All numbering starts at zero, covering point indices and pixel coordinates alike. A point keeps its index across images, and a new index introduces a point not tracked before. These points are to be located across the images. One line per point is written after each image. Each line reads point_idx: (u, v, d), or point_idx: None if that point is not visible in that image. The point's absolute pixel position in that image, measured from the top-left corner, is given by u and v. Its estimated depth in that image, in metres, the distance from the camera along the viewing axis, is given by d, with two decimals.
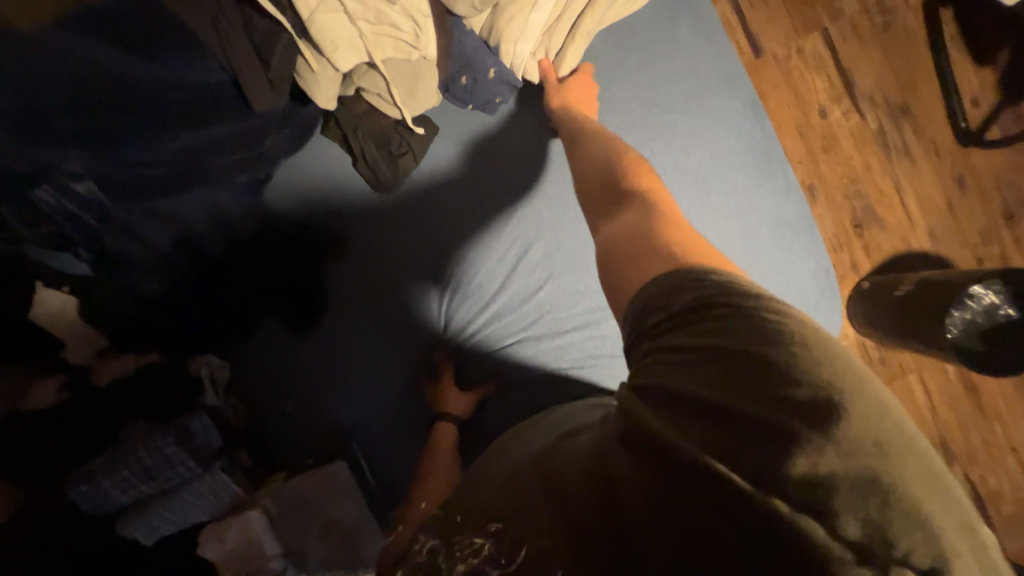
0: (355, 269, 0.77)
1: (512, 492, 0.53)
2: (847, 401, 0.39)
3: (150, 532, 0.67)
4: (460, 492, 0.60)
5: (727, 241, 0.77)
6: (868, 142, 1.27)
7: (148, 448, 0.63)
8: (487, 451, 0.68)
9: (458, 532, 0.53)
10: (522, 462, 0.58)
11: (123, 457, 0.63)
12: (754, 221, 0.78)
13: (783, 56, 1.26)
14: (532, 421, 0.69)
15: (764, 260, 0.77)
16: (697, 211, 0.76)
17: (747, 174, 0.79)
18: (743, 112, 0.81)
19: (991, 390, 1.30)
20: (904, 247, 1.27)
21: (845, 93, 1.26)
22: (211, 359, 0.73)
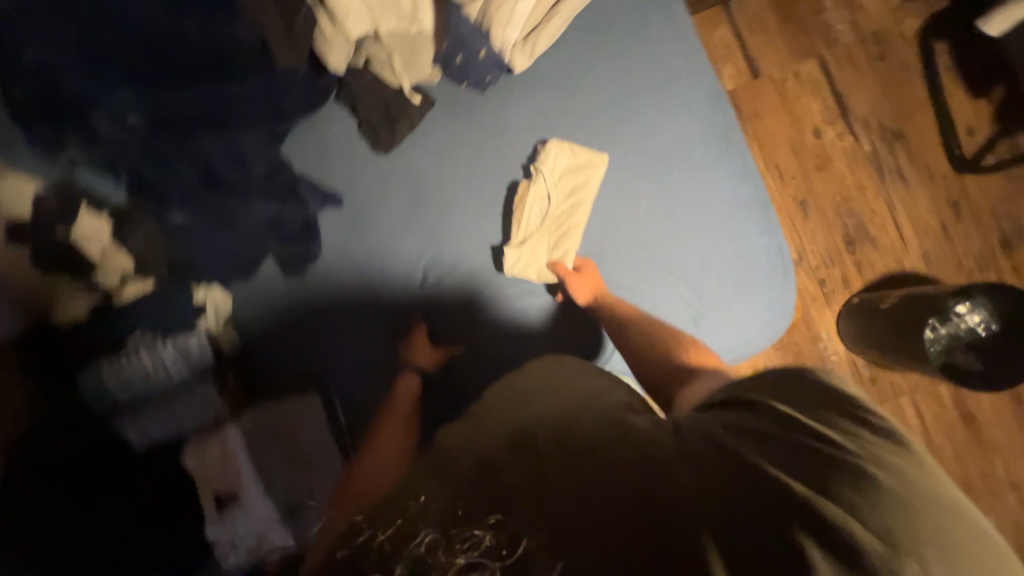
0: (400, 261, 0.83)
1: (536, 488, 0.49)
2: (926, 467, 0.46)
3: (141, 433, 0.74)
4: (444, 478, 0.55)
5: (685, 219, 0.83)
6: (862, 164, 1.31)
7: (150, 350, 0.74)
8: (460, 424, 0.67)
9: (457, 521, 0.49)
10: (545, 443, 0.53)
11: (129, 356, 0.74)
12: (713, 201, 0.84)
13: (779, 79, 1.33)
14: (518, 393, 0.67)
15: (719, 236, 0.83)
16: (659, 191, 0.84)
17: (708, 159, 0.85)
18: (705, 102, 0.86)
19: (989, 421, 1.26)
20: (896, 267, 1.29)
21: (840, 116, 1.32)
22: (217, 291, 0.80)
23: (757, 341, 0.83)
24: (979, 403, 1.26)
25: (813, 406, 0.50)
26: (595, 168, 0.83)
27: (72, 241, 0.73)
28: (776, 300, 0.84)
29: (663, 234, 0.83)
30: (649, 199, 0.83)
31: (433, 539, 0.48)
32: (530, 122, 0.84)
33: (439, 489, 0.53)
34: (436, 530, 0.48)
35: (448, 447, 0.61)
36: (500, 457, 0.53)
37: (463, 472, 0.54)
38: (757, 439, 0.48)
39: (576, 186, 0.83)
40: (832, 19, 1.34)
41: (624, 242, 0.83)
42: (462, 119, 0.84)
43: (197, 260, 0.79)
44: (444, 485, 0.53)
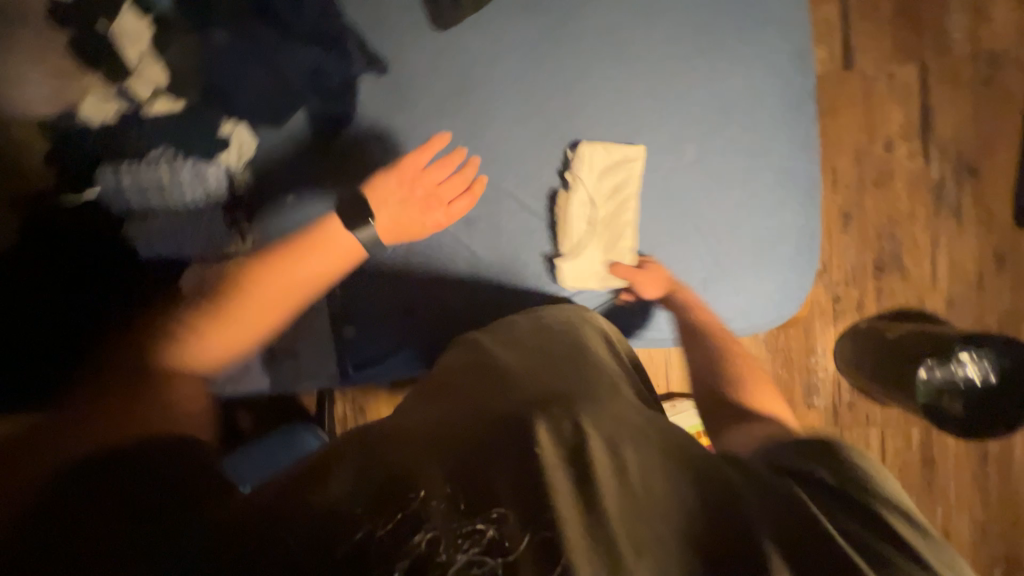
0: (460, 196, 0.77)
1: (582, 490, 0.44)
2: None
3: (147, 244, 0.76)
4: (456, 452, 0.46)
5: (725, 173, 0.75)
6: (922, 190, 1.24)
7: (169, 164, 0.75)
8: (468, 380, 0.58)
9: (462, 513, 0.42)
10: (592, 442, 0.47)
11: (149, 165, 0.75)
12: (761, 161, 0.75)
13: (871, 77, 1.22)
14: (544, 364, 0.60)
15: (755, 203, 0.76)
16: (710, 134, 0.74)
17: (770, 116, 0.76)
18: (788, 60, 0.74)
19: (948, 471, 1.29)
20: (916, 304, 1.25)
21: (919, 133, 1.23)
22: (245, 129, 0.79)
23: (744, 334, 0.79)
24: (943, 453, 1.29)
25: (867, 481, 0.51)
26: (633, 168, 0.75)
27: (113, 38, 0.74)
28: (790, 282, 0.78)
29: (696, 192, 0.76)
30: (695, 141, 0.74)
31: (433, 534, 0.40)
32: (599, 31, 0.76)
33: (455, 467, 0.45)
34: (447, 520, 0.41)
35: (459, 407, 0.53)
36: (541, 445, 0.46)
37: (491, 451, 0.46)
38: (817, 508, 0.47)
39: (619, 185, 0.76)
40: (952, 24, 1.21)
41: (651, 205, 0.76)
42: (526, 7, 0.76)
43: (230, 89, 0.77)
44: (459, 463, 0.45)
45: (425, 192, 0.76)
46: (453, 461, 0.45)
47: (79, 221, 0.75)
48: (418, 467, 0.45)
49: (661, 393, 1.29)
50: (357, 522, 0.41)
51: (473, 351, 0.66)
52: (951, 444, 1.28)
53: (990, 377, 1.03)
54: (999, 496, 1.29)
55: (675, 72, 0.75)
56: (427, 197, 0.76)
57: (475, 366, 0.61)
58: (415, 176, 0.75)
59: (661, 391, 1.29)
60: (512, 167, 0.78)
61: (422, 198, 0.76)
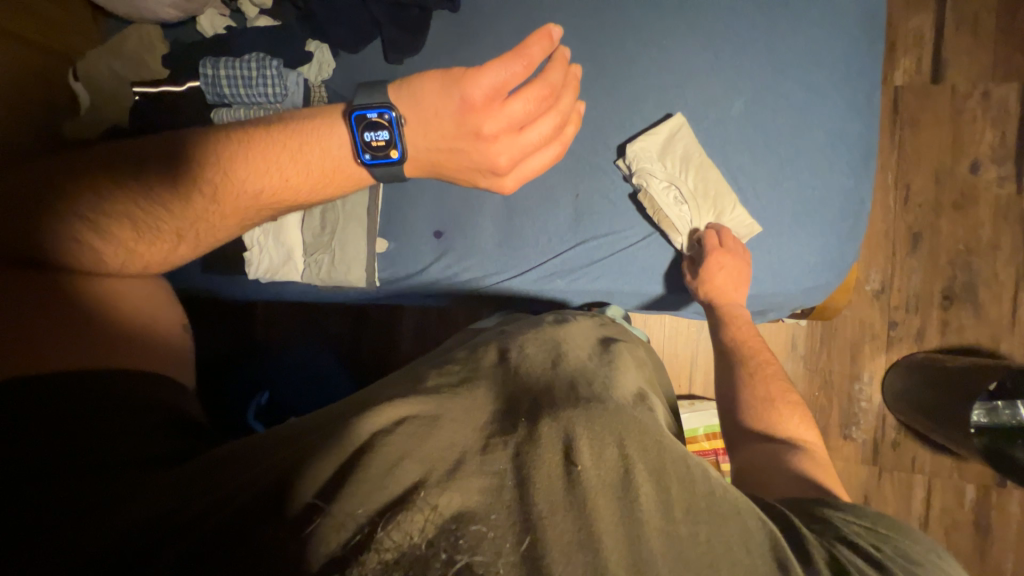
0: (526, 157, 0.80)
1: (626, 524, 0.40)
2: None
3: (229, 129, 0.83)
4: (495, 469, 0.41)
5: (770, 126, 0.70)
6: (1009, 221, 1.12)
7: (260, 60, 0.80)
8: (502, 382, 0.52)
9: (465, 516, 0.38)
10: (639, 476, 0.42)
11: (244, 59, 0.81)
12: (812, 121, 0.70)
13: (963, 93, 1.14)
14: (589, 380, 0.52)
15: (802, 161, 0.70)
16: (761, 88, 0.70)
17: (833, 75, 0.70)
18: (857, 24, 0.70)
19: (1007, 542, 1.12)
20: (988, 343, 1.12)
21: (1012, 159, 1.12)
22: (327, 49, 0.86)
23: (772, 292, 0.72)
24: (1003, 520, 1.12)
25: (912, 547, 0.49)
26: (685, 140, 0.71)
27: None
28: (839, 252, 0.70)
29: (739, 138, 0.71)
30: (742, 93, 0.71)
31: (433, 532, 0.36)
32: None
33: (496, 487, 0.40)
34: (483, 536, 0.37)
35: (497, 414, 0.47)
36: (564, 469, 0.41)
37: (536, 468, 0.41)
38: (861, 553, 0.46)
39: (691, 156, 0.71)
40: None
41: (693, 149, 0.71)
42: None
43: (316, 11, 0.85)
44: (501, 479, 0.41)
45: (496, 130, 0.64)
46: (492, 478, 0.40)
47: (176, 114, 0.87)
48: (457, 478, 0.40)
49: (682, 392, 1.24)
50: (388, 530, 0.36)
51: (505, 350, 0.58)
52: (1014, 511, 1.12)
53: None
54: None
55: (738, 23, 0.71)
56: (498, 135, 0.65)
57: (511, 368, 0.54)
58: (489, 108, 0.63)
59: (683, 390, 1.24)
60: None
61: (488, 137, 0.64)
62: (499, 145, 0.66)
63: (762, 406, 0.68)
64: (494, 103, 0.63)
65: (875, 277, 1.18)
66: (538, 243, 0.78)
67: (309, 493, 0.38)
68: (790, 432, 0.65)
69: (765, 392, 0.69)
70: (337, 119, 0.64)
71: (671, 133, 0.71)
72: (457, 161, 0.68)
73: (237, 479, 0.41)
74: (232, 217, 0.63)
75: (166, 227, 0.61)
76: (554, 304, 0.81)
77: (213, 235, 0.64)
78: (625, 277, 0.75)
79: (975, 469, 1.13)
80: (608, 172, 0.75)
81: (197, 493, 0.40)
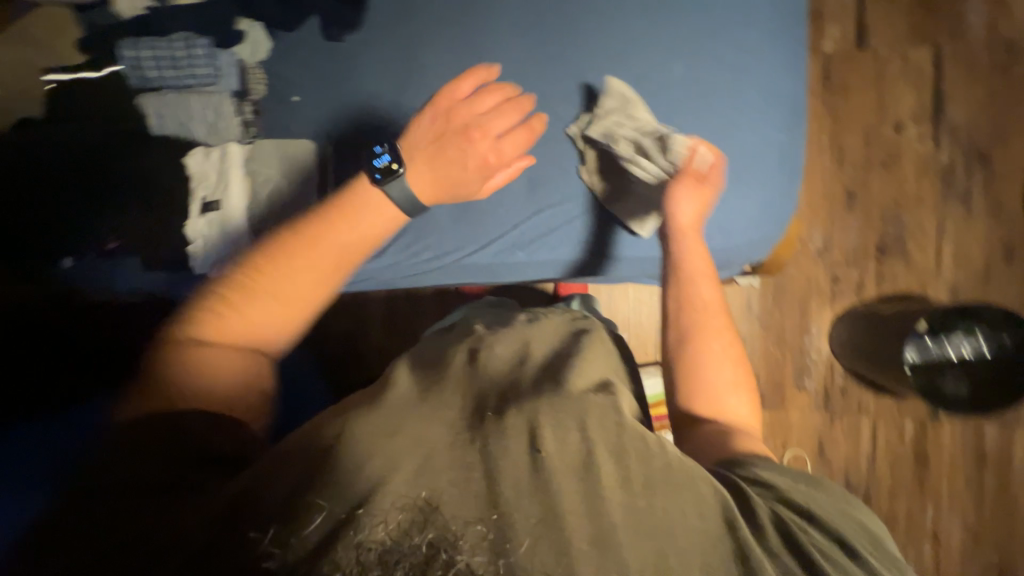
0: None
1: (588, 503, 0.42)
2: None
3: (157, 115, 0.79)
4: (465, 463, 0.42)
5: (707, 88, 0.73)
6: (931, 176, 1.21)
7: (189, 41, 0.77)
8: (470, 378, 0.53)
9: (430, 515, 0.39)
10: (599, 455, 0.45)
11: (170, 38, 0.77)
12: (744, 82, 0.72)
13: (884, 57, 1.22)
14: (552, 372, 0.55)
15: (738, 121, 0.72)
16: (697, 52, 0.73)
17: (762, 37, 0.73)
18: None
19: (942, 470, 1.23)
20: (918, 290, 1.22)
21: (930, 117, 1.21)
22: (260, 30, 0.83)
23: (721, 246, 0.73)
24: (938, 450, 1.23)
25: (832, 498, 0.52)
26: (611, 100, 0.73)
27: None
28: (778, 207, 0.73)
29: (679, 100, 0.73)
30: (679, 57, 0.73)
31: (399, 532, 0.38)
32: None
33: (464, 479, 0.41)
34: (460, 525, 0.39)
35: (468, 411, 0.48)
36: (530, 459, 0.43)
37: (501, 460, 0.42)
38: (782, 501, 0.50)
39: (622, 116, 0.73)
40: (970, 10, 1.20)
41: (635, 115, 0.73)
42: None
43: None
44: (469, 470, 0.42)
45: (462, 122, 0.63)
46: (461, 470, 0.42)
47: (92, 101, 0.80)
48: (427, 475, 0.41)
49: (649, 357, 1.29)
50: (390, 530, 0.38)
51: (474, 348, 0.59)
52: (946, 441, 1.22)
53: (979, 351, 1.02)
54: (994, 503, 1.21)
55: None
56: (464, 126, 0.63)
57: (477, 365, 0.55)
58: (452, 109, 0.64)
59: (649, 356, 1.29)
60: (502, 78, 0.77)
61: (455, 129, 0.63)
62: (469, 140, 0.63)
63: (725, 386, 0.62)
64: (455, 106, 0.64)
65: (817, 236, 1.25)
66: (494, 217, 0.78)
67: (277, 507, 0.39)
68: (737, 406, 0.62)
69: (727, 366, 0.63)
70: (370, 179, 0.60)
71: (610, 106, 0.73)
72: (446, 168, 0.63)
73: (203, 502, 0.41)
74: (318, 268, 0.56)
75: (260, 286, 0.54)
76: (513, 278, 0.81)
77: (307, 296, 0.56)
78: (580, 242, 0.77)
79: (913, 406, 1.23)
80: (558, 142, 0.76)
81: (171, 512, 0.41)
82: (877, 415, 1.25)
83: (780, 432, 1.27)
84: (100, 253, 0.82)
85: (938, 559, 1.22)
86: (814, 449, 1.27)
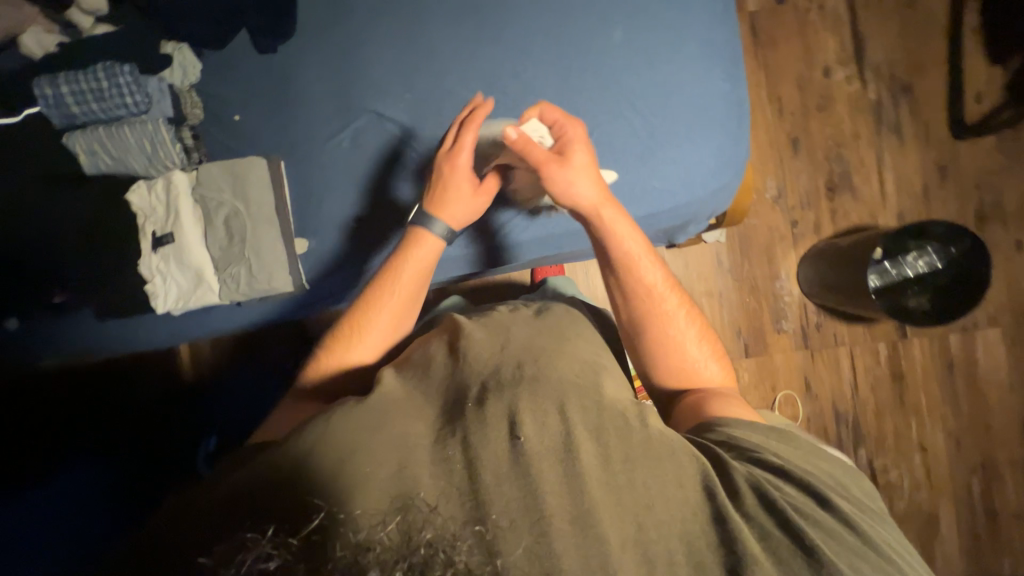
0: (431, 118, 0.78)
1: (570, 482, 0.46)
2: (873, 514, 0.54)
3: (90, 156, 0.73)
4: (449, 459, 0.46)
5: (649, 48, 0.74)
6: (864, 112, 1.28)
7: (106, 69, 0.70)
8: (454, 374, 0.57)
9: (419, 510, 0.41)
10: (578, 436, 0.49)
11: (85, 70, 0.70)
12: (682, 37, 0.74)
13: (803, 8, 1.28)
14: (537, 355, 0.57)
15: (684, 74, 0.73)
16: (632, 15, 0.74)
17: None
18: None
19: (918, 384, 1.30)
20: (869, 221, 1.29)
21: (854, 58, 1.28)
22: (188, 53, 0.79)
23: (685, 203, 0.74)
24: (911, 366, 1.30)
25: (794, 446, 0.58)
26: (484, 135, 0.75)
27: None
28: (735, 154, 0.74)
29: (623, 63, 0.74)
30: (616, 23, 0.74)
31: (392, 531, 0.38)
32: None
33: (446, 472, 0.45)
34: (457, 527, 0.41)
35: (454, 406, 0.52)
36: (509, 443, 0.47)
37: (483, 452, 0.46)
38: (754, 459, 0.54)
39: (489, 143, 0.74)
40: None
41: (582, 86, 0.74)
42: None
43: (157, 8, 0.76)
44: (451, 462, 0.46)
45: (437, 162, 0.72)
46: (443, 463, 0.46)
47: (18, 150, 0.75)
48: (414, 474, 0.44)
49: None
50: (388, 531, 0.38)
51: (453, 345, 0.61)
52: (918, 356, 1.30)
53: (932, 263, 1.11)
54: (969, 406, 1.29)
55: None
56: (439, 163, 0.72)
57: (459, 358, 0.58)
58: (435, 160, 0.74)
59: None
60: (448, 67, 0.77)
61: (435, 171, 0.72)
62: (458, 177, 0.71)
63: (688, 362, 0.66)
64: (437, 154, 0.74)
65: (771, 184, 1.31)
66: None
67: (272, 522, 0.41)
68: (713, 373, 0.67)
69: (689, 345, 0.66)
70: (427, 230, 0.70)
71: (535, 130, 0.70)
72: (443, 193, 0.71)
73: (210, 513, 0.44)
74: (386, 301, 0.67)
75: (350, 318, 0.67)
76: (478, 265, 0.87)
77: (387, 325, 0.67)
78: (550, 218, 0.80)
79: (883, 330, 1.30)
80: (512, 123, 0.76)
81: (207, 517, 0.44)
82: (854, 343, 1.31)
83: (768, 376, 1.32)
84: (47, 306, 0.77)
85: (928, 467, 1.30)
86: (801, 386, 1.32)
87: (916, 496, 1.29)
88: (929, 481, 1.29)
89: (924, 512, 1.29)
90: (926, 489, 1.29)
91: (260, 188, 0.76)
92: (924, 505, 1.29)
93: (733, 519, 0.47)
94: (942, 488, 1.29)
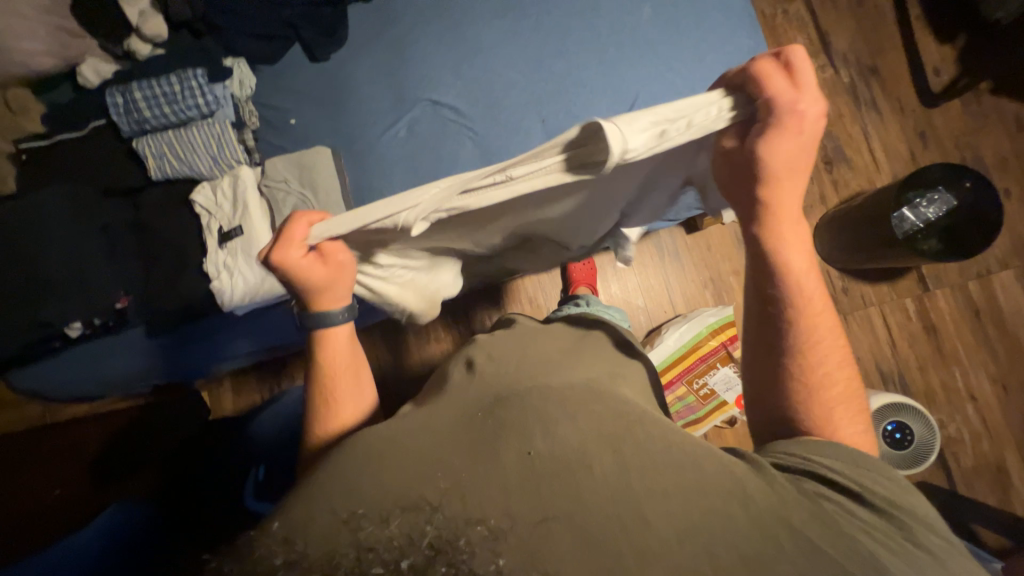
0: (484, 98, 0.83)
1: (576, 487, 0.40)
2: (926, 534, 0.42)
3: (159, 160, 0.77)
4: (446, 466, 0.41)
5: (681, 23, 0.82)
6: (841, 95, 1.42)
7: (180, 77, 0.76)
8: (468, 387, 0.54)
9: (409, 514, 0.36)
10: (591, 444, 0.43)
11: (161, 79, 0.76)
12: (703, 9, 0.83)
13: (770, 15, 1.45)
14: (550, 367, 0.57)
15: (711, 39, 0.82)
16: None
17: None
18: None
19: (952, 333, 1.33)
20: (869, 186, 1.39)
21: (823, 50, 1.43)
22: (244, 64, 0.84)
23: None
24: (940, 318, 1.34)
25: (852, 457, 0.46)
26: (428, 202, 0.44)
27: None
28: None
29: (656, 37, 0.82)
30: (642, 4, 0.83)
31: (380, 540, 0.34)
32: None
33: (447, 474, 0.41)
34: (459, 524, 0.36)
35: (465, 417, 0.49)
36: (509, 456, 0.42)
37: (485, 462, 0.41)
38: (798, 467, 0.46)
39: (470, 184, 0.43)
40: None
41: (623, 59, 0.82)
42: None
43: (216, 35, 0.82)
44: (450, 468, 0.41)
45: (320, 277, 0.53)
46: (446, 470, 0.41)
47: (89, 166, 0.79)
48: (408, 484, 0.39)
49: (675, 312, 1.33)
50: (391, 527, 0.35)
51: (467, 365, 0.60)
52: (945, 307, 1.34)
53: (932, 213, 1.20)
54: (1005, 349, 1.33)
55: None
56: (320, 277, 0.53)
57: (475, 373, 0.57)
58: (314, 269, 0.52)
59: (673, 311, 1.33)
60: (495, 55, 0.84)
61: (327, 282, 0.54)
62: (308, 281, 0.53)
63: (813, 399, 0.51)
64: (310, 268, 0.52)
65: None
66: None
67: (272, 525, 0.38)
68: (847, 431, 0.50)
69: (823, 396, 0.51)
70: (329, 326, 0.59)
71: (714, 116, 0.43)
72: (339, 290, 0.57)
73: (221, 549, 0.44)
74: (343, 376, 0.61)
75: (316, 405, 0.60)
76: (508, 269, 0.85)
77: (352, 398, 0.61)
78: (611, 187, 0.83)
79: (906, 286, 1.35)
80: (564, 95, 0.82)
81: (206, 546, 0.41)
82: (885, 303, 1.35)
83: None
84: (107, 313, 0.74)
85: (983, 417, 1.29)
86: None
87: (981, 449, 1.28)
88: (988, 430, 1.29)
89: (992, 465, 1.27)
90: (988, 439, 1.28)
91: (326, 177, 0.78)
92: (990, 456, 1.27)
93: (751, 499, 0.41)
94: (1002, 436, 1.28)
